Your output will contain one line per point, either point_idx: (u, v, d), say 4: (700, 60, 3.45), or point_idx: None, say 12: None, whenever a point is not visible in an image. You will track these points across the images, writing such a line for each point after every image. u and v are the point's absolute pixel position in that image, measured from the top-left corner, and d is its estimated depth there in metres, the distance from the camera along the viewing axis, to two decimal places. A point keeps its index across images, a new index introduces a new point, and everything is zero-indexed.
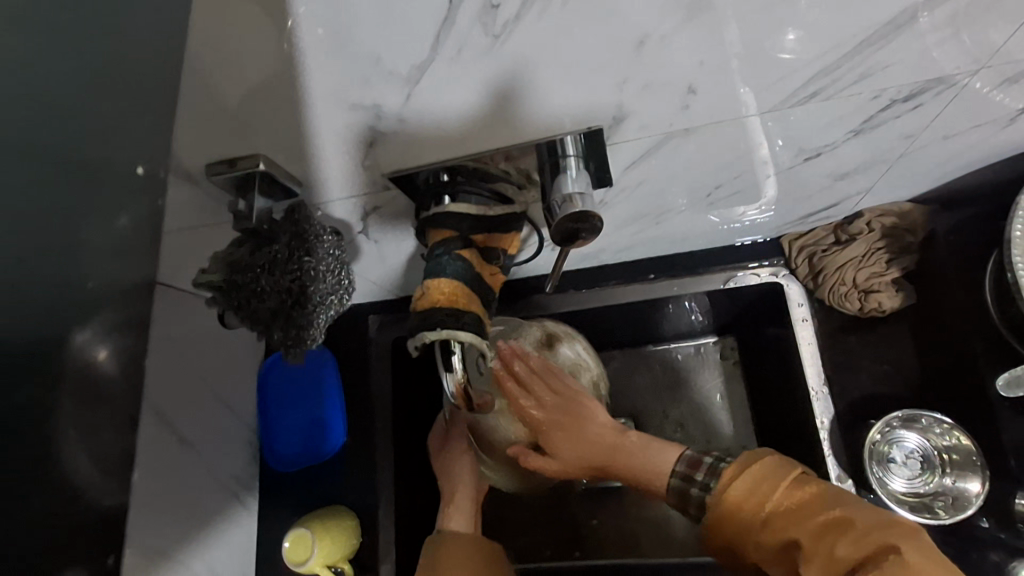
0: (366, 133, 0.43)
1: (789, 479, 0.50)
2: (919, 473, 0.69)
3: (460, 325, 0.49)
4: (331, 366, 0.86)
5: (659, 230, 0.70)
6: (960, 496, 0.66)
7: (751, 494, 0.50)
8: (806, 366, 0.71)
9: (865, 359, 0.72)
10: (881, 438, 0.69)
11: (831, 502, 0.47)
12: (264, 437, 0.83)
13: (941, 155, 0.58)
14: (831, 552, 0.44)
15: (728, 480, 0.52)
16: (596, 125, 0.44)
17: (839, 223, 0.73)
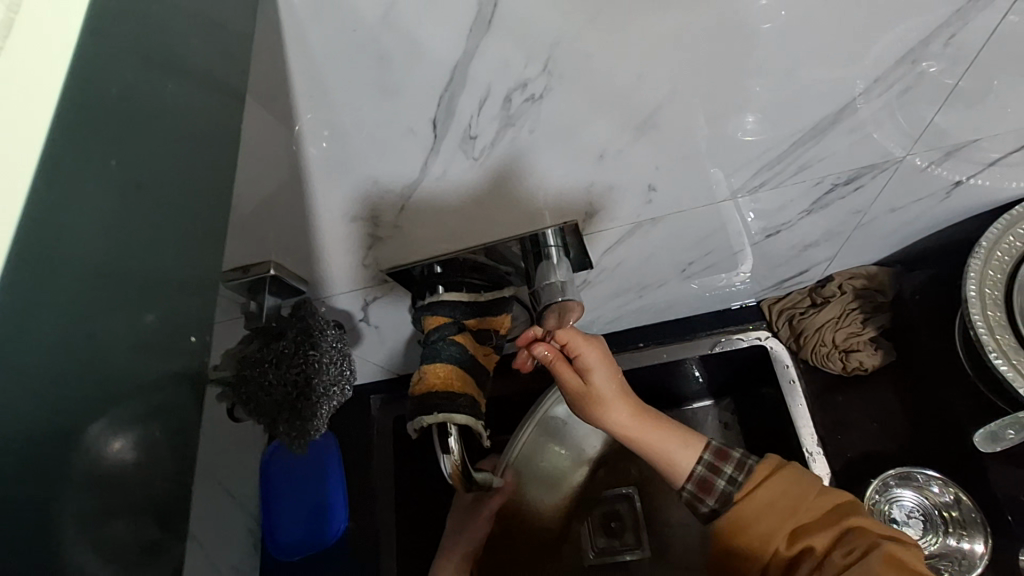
0: (365, 240, 0.48)
1: (797, 508, 0.56)
2: (922, 533, 0.69)
3: (455, 407, 0.52)
4: (334, 449, 0.88)
5: (644, 303, 0.74)
6: (964, 557, 0.66)
7: (776, 528, 0.55)
8: (799, 428, 0.73)
9: (852, 417, 0.74)
10: (883, 494, 0.70)
11: (833, 523, 0.55)
12: (269, 523, 0.84)
13: (894, 224, 0.63)
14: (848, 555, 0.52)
15: (744, 505, 0.57)
16: (572, 219, 0.49)
17: (813, 287, 0.77)
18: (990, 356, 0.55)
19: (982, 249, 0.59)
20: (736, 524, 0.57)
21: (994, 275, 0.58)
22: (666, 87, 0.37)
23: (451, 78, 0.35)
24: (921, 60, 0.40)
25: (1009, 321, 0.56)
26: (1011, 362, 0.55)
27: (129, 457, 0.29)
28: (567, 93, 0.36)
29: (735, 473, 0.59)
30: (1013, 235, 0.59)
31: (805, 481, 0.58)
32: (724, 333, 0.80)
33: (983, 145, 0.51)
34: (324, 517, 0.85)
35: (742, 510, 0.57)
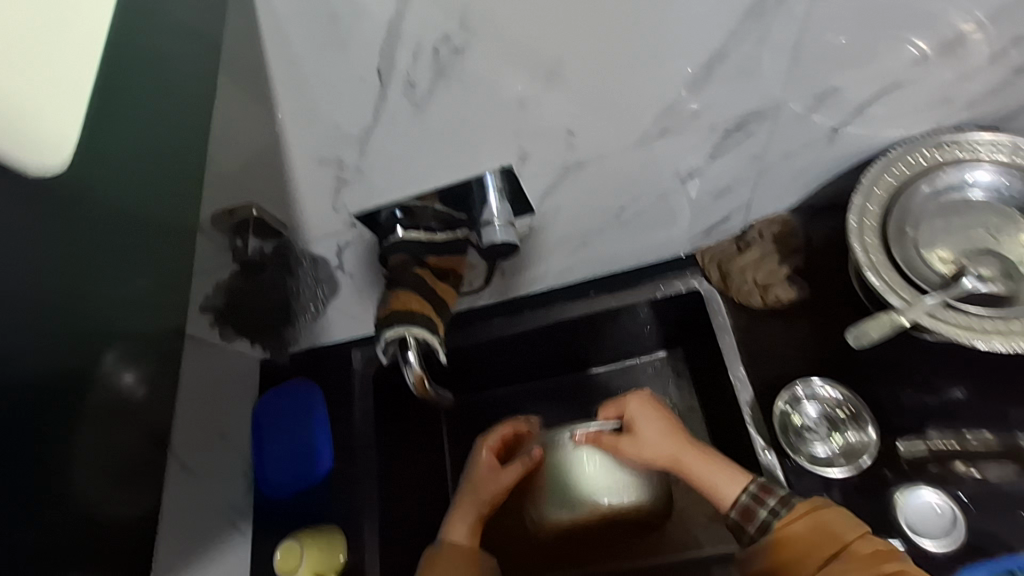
0: (333, 183, 0.57)
1: (839, 546, 0.58)
2: (828, 434, 0.76)
3: (413, 322, 0.60)
4: (320, 400, 0.98)
5: (590, 251, 0.84)
6: (860, 446, 0.74)
7: (811, 553, 0.59)
8: (726, 356, 0.83)
9: (775, 345, 0.84)
10: (790, 401, 0.78)
11: (869, 558, 0.56)
12: (258, 465, 0.94)
13: (794, 169, 0.73)
14: None
15: (788, 530, 0.61)
16: (507, 162, 0.58)
17: (739, 235, 0.88)
18: (865, 273, 0.65)
19: (863, 185, 0.69)
20: (779, 541, 0.61)
21: (873, 208, 0.68)
22: (565, 41, 0.47)
23: (389, 33, 0.44)
24: (769, 17, 0.49)
25: (883, 246, 0.67)
26: (883, 278, 0.65)
27: (126, 367, 0.52)
28: (486, 47, 0.46)
29: (777, 506, 0.63)
30: (889, 174, 0.68)
31: (857, 525, 0.60)
32: (665, 280, 0.91)
33: (848, 94, 0.61)
34: (308, 461, 0.94)
35: (786, 529, 0.61)
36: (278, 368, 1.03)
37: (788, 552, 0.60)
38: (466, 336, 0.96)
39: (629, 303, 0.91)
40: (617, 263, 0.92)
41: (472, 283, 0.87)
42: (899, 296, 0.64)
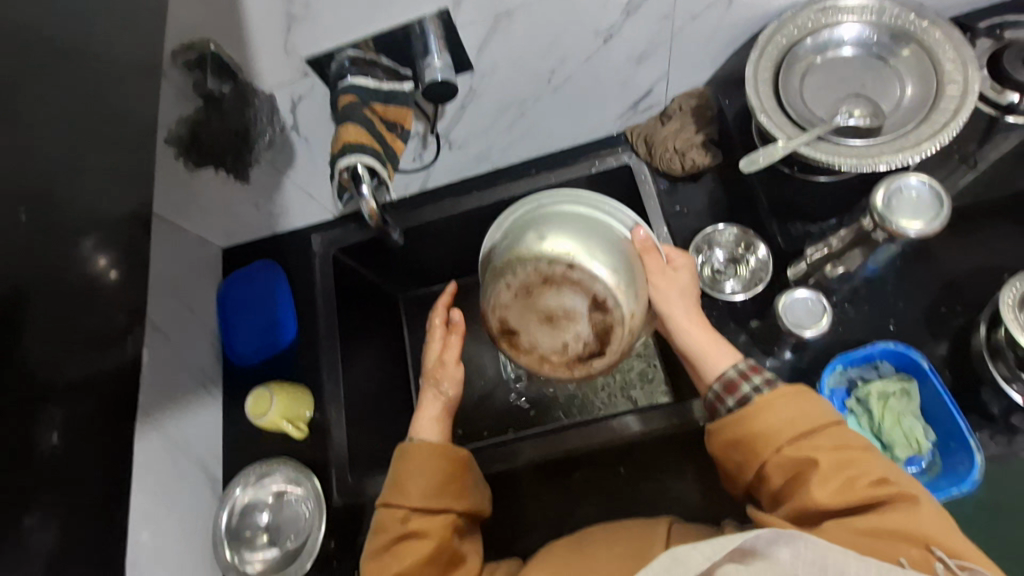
0: (283, 18, 0.64)
1: (807, 425, 0.63)
2: (735, 268, 0.88)
3: (365, 153, 0.68)
4: (282, 279, 1.03)
5: (528, 123, 0.93)
6: (761, 263, 0.87)
7: (784, 431, 0.63)
8: (651, 217, 0.94)
9: (692, 206, 0.95)
10: (701, 246, 0.90)
11: (839, 445, 0.61)
12: (229, 338, 1.02)
13: (702, 36, 0.83)
14: (864, 485, 0.59)
15: (768, 404, 0.64)
16: (443, 5, 0.66)
17: (662, 113, 0.98)
18: (757, 113, 0.76)
19: (759, 43, 0.78)
20: (749, 414, 0.65)
21: (766, 64, 0.79)
22: None
23: None
24: None
25: (773, 96, 0.78)
26: (771, 118, 0.76)
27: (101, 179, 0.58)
28: None
29: (762, 385, 0.66)
30: (782, 35, 0.79)
31: (830, 412, 0.65)
32: (598, 157, 1.00)
33: None
34: (276, 331, 1.00)
35: (766, 404, 0.64)
36: (244, 256, 1.09)
37: (759, 433, 0.63)
38: (419, 216, 1.05)
39: (566, 179, 1.00)
40: (557, 142, 1.01)
41: (421, 159, 0.97)
42: (783, 133, 0.75)
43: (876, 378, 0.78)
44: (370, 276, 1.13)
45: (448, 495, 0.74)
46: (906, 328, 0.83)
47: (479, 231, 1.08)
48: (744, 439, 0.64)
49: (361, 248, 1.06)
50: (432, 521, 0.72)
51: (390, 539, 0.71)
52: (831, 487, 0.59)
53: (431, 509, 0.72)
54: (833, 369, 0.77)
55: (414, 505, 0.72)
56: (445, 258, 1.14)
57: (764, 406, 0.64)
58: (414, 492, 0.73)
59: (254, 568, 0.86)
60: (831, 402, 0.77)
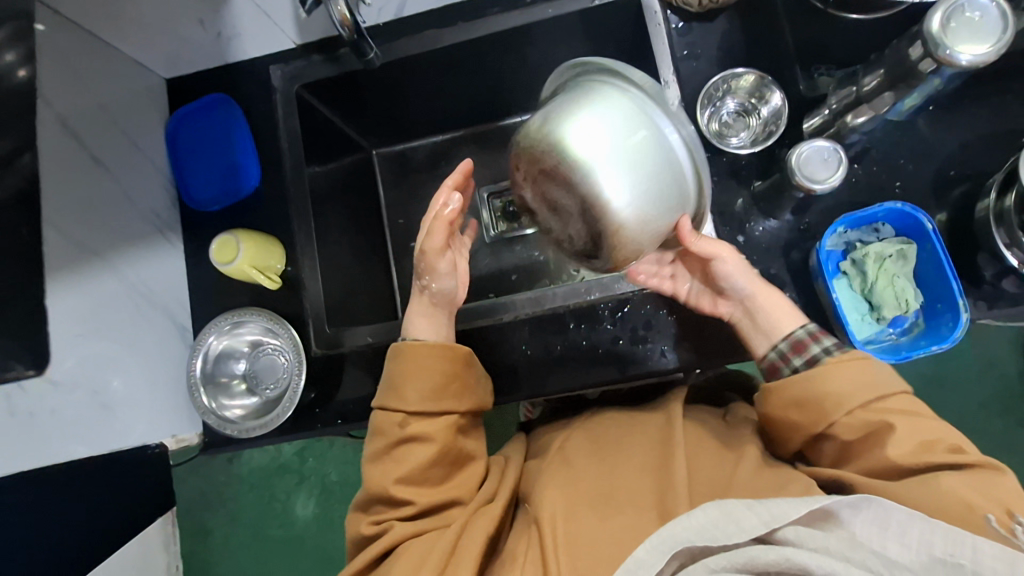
0: None
1: (879, 395, 0.61)
2: (746, 121, 0.84)
3: None
4: (241, 119, 0.92)
5: None
6: (775, 112, 0.81)
7: (848, 395, 0.61)
8: (659, 60, 0.82)
9: (706, 48, 0.84)
10: (713, 95, 0.82)
11: (915, 418, 0.60)
12: (183, 180, 0.92)
13: None
14: (949, 454, 0.58)
15: (838, 365, 0.63)
16: None
17: None
18: None
19: None
20: (818, 376, 0.63)
21: None
22: None
23: None
24: None
25: None
26: None
27: None
28: None
29: (832, 345, 0.67)
30: None
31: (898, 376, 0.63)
32: None
33: None
34: (236, 175, 0.91)
35: (831, 365, 0.63)
36: (192, 90, 0.96)
37: (833, 390, 0.62)
38: (391, 51, 0.90)
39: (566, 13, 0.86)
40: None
41: None
42: None
43: (876, 240, 0.75)
44: (338, 121, 1.00)
45: (450, 396, 0.71)
46: (913, 191, 0.79)
47: (461, 73, 0.96)
48: (807, 399, 0.63)
49: (324, 88, 0.93)
50: (434, 423, 0.70)
51: (389, 442, 0.70)
52: (912, 452, 0.58)
53: (430, 411, 0.70)
54: (833, 230, 0.75)
55: (411, 409, 0.70)
56: (423, 103, 1.02)
57: (839, 369, 0.63)
58: (413, 395, 0.70)
59: (234, 414, 0.87)
60: (826, 263, 0.75)
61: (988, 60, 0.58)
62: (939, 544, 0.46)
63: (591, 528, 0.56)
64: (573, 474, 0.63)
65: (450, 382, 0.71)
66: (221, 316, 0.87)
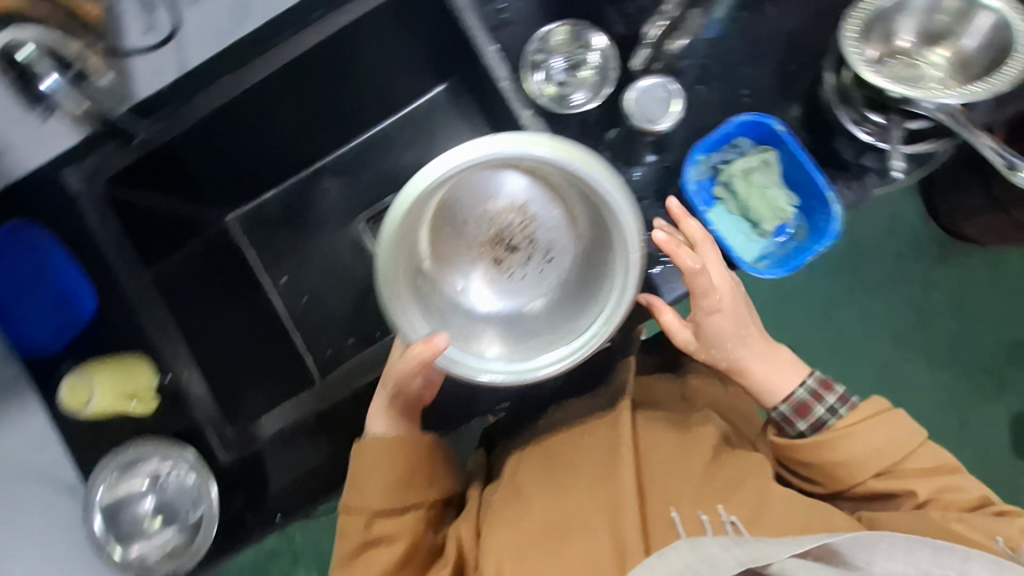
0: None
1: (907, 449, 0.70)
2: (581, 74, 0.78)
3: None
4: (52, 240, 0.81)
5: None
6: (604, 54, 0.78)
7: (879, 453, 0.70)
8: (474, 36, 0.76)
9: (517, 11, 0.79)
10: (536, 60, 0.78)
11: (931, 469, 0.70)
12: (9, 326, 0.80)
13: None
14: (956, 500, 0.69)
15: (856, 429, 0.70)
16: None
17: None
18: None
19: None
20: (830, 441, 0.71)
21: None
22: None
23: None
24: None
25: None
26: None
27: None
28: None
29: (837, 404, 0.72)
30: None
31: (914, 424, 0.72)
32: None
33: None
34: (66, 304, 0.80)
35: (848, 430, 0.70)
36: None
37: (855, 466, 0.71)
38: (191, 109, 0.82)
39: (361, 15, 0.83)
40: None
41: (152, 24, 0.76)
42: None
43: (738, 156, 0.74)
44: (165, 205, 0.92)
45: (414, 489, 0.69)
46: (762, 94, 0.76)
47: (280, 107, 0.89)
48: (835, 465, 0.71)
49: (133, 180, 0.85)
50: (400, 518, 0.68)
51: (354, 544, 0.67)
52: (929, 504, 0.69)
53: (395, 508, 0.68)
54: (695, 159, 0.72)
55: (377, 508, 0.67)
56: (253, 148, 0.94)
57: (861, 431, 0.70)
58: (375, 492, 0.67)
59: (155, 551, 0.82)
60: (696, 196, 0.72)
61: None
62: (927, 560, 0.50)
63: (547, 568, 0.61)
64: (525, 510, 0.66)
65: (417, 475, 0.69)
66: (105, 464, 0.79)
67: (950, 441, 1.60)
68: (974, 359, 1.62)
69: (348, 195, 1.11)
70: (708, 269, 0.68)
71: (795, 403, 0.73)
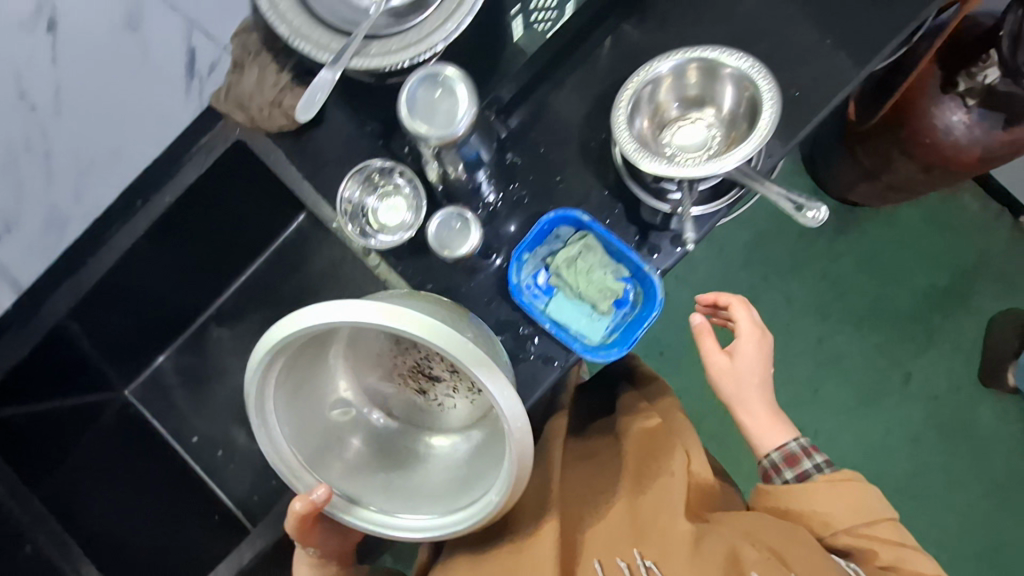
0: None
1: (870, 517, 0.74)
2: (394, 199, 0.79)
3: None
4: None
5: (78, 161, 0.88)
6: (397, 171, 0.79)
7: (843, 515, 0.74)
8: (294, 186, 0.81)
9: (327, 150, 0.81)
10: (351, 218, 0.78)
11: (895, 541, 0.73)
12: None
13: None
14: (914, 571, 0.71)
15: (828, 483, 0.75)
16: None
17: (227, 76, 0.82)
18: (290, 44, 0.62)
19: None
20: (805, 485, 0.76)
21: None
22: None
23: None
24: None
25: (298, 2, 0.62)
26: (304, 39, 0.62)
27: None
28: None
29: (821, 462, 0.79)
30: None
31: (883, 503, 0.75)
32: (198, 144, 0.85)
33: None
34: None
35: (818, 483, 0.76)
36: None
37: (822, 515, 0.74)
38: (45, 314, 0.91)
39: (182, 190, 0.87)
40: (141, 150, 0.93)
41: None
42: (328, 51, 0.62)
43: (562, 245, 0.77)
44: (57, 404, 0.99)
45: None
46: (574, 178, 0.80)
47: (136, 284, 0.97)
48: (803, 509, 0.75)
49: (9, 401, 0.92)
50: None
51: None
52: (886, 566, 0.71)
53: None
54: (521, 260, 0.76)
55: None
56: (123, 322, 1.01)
57: (830, 486, 0.75)
58: None
59: None
60: (529, 295, 0.75)
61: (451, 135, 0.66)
62: None
63: None
64: None
65: None
66: None
67: (900, 398, 1.59)
68: (903, 312, 1.62)
69: (238, 338, 1.11)
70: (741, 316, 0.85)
71: (783, 453, 0.81)
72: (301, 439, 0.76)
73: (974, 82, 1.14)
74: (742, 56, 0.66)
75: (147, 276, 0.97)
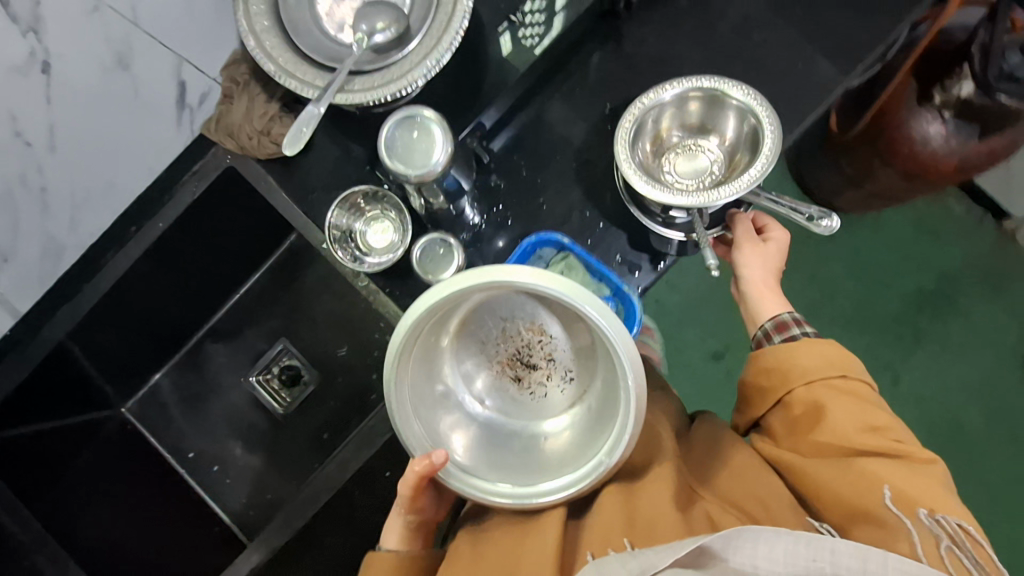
0: None
1: (842, 369, 0.69)
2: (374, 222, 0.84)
3: None
4: None
5: (89, 174, 0.92)
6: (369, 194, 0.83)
7: (815, 370, 0.69)
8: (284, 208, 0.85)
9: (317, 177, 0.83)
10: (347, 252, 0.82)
11: (869, 402, 0.67)
12: None
13: None
14: (886, 437, 0.64)
15: (806, 342, 0.71)
16: None
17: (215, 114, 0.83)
18: (276, 80, 0.63)
19: None
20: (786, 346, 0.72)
21: (258, 8, 0.64)
22: None
23: None
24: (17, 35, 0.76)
25: (284, 39, 0.65)
26: (292, 74, 0.64)
27: None
28: None
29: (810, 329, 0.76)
30: None
31: (859, 367, 0.69)
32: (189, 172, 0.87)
33: None
34: None
35: (799, 343, 0.71)
36: None
37: (793, 373, 0.70)
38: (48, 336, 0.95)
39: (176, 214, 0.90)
40: (136, 180, 0.96)
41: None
42: (313, 86, 0.64)
43: (544, 266, 0.79)
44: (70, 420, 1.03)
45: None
46: (557, 198, 0.82)
47: (140, 305, 1.01)
48: (778, 366, 0.71)
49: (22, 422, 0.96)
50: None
51: None
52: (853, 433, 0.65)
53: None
54: None
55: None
56: (124, 339, 1.04)
57: (805, 342, 0.70)
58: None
59: None
60: None
61: (407, 180, 0.70)
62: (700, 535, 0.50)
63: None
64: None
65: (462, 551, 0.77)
66: None
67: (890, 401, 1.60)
68: (892, 315, 1.62)
69: (234, 351, 1.13)
70: (772, 232, 0.85)
71: (777, 321, 0.78)
72: (412, 409, 0.66)
73: (948, 95, 1.16)
74: (740, 86, 0.74)
75: (150, 294, 1.01)
